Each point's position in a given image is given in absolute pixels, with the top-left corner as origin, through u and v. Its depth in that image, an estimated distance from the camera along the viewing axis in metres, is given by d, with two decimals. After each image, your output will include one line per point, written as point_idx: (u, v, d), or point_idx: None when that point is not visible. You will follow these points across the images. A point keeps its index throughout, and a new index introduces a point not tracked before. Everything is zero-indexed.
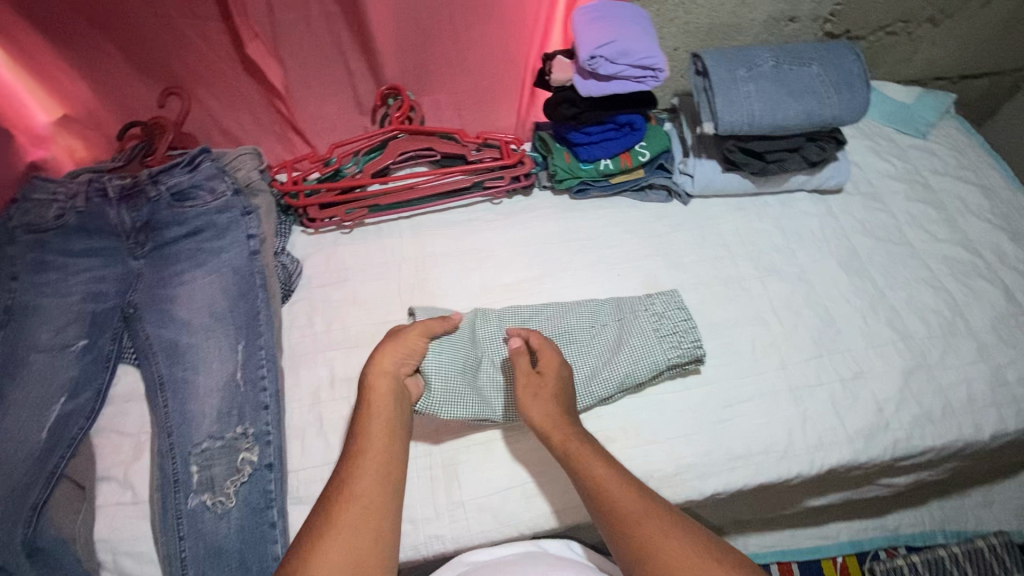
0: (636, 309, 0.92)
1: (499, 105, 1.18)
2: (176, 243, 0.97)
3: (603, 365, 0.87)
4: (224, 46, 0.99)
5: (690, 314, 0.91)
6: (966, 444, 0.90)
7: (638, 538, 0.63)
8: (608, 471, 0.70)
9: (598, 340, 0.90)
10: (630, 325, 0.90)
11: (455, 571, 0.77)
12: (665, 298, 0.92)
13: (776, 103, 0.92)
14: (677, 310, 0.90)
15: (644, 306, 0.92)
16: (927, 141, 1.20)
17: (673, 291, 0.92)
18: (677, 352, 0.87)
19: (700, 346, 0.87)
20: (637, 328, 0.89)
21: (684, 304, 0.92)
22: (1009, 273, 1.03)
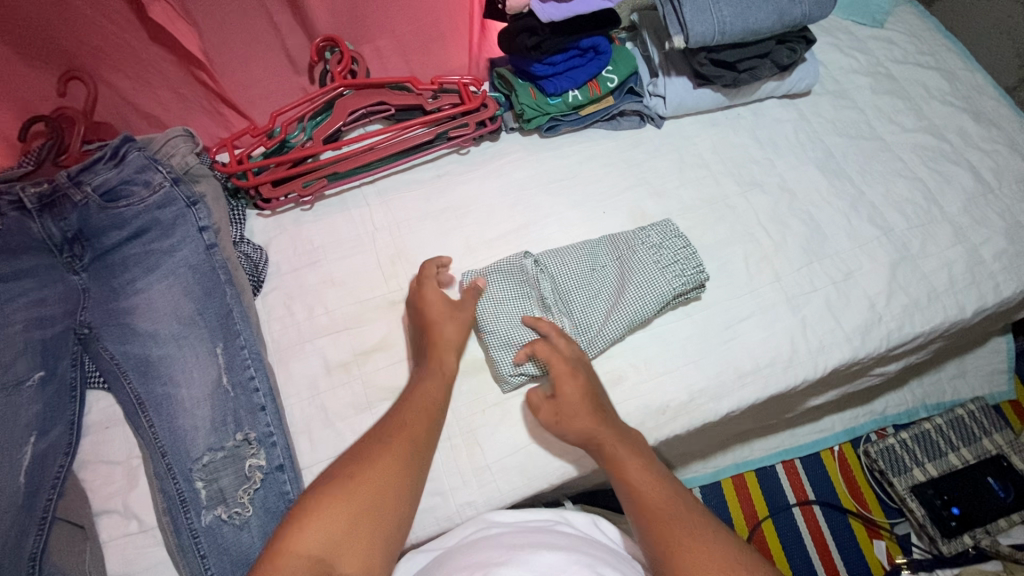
0: (632, 244, 0.89)
1: (448, 44, 1.08)
2: (120, 248, 0.88)
3: (614, 308, 0.85)
4: (121, 13, 0.85)
5: (687, 240, 0.90)
6: (951, 324, 0.95)
7: (671, 541, 0.66)
8: (643, 470, 0.73)
9: (599, 283, 0.88)
10: (628, 262, 0.88)
11: (477, 527, 0.76)
12: (660, 228, 0.90)
13: (745, 6, 0.87)
14: (674, 240, 0.88)
15: (639, 238, 0.89)
16: (884, 30, 1.19)
17: (667, 220, 0.90)
18: (681, 281, 0.85)
19: (702, 271, 0.86)
20: (637, 264, 0.87)
21: (679, 232, 0.90)
22: (974, 153, 1.06)
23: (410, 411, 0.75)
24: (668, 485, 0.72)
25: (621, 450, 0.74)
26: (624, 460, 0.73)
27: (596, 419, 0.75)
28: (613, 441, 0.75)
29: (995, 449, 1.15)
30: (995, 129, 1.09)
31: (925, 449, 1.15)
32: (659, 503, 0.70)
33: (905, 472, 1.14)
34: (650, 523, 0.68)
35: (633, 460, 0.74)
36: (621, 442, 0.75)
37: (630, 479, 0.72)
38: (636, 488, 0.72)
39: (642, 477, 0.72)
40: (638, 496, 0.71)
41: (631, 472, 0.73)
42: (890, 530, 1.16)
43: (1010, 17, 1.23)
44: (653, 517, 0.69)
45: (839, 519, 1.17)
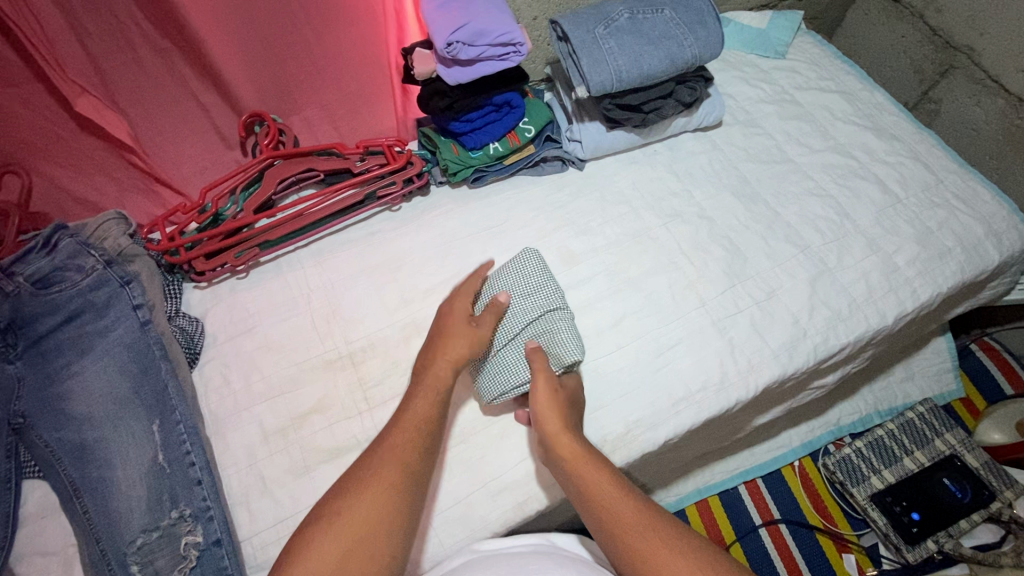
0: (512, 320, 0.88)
1: (374, 109, 1.13)
2: (53, 334, 0.88)
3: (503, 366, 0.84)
4: (50, 107, 0.89)
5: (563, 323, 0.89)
6: (875, 332, 0.98)
7: (638, 552, 0.66)
8: (603, 477, 0.72)
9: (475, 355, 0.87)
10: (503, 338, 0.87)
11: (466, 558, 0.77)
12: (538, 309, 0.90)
13: (638, 54, 0.93)
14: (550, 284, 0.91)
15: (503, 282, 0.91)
16: (787, 60, 1.27)
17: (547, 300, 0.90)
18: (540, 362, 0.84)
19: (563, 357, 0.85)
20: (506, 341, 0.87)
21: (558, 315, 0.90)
22: (880, 167, 1.12)
23: (413, 419, 0.75)
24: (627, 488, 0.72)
25: (583, 464, 0.73)
26: (585, 473, 0.72)
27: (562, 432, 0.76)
28: (574, 455, 0.74)
29: (948, 449, 1.17)
30: (897, 142, 1.16)
31: (880, 455, 1.16)
32: (621, 508, 0.70)
33: (864, 482, 1.14)
34: (611, 529, 0.69)
35: (597, 472, 0.73)
36: (582, 452, 0.74)
37: (592, 490, 0.71)
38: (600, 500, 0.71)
39: (600, 483, 0.72)
40: (602, 508, 0.70)
41: (593, 485, 0.72)
42: (857, 543, 1.16)
43: (903, 38, 1.32)
44: (615, 527, 0.69)
45: (806, 536, 1.17)
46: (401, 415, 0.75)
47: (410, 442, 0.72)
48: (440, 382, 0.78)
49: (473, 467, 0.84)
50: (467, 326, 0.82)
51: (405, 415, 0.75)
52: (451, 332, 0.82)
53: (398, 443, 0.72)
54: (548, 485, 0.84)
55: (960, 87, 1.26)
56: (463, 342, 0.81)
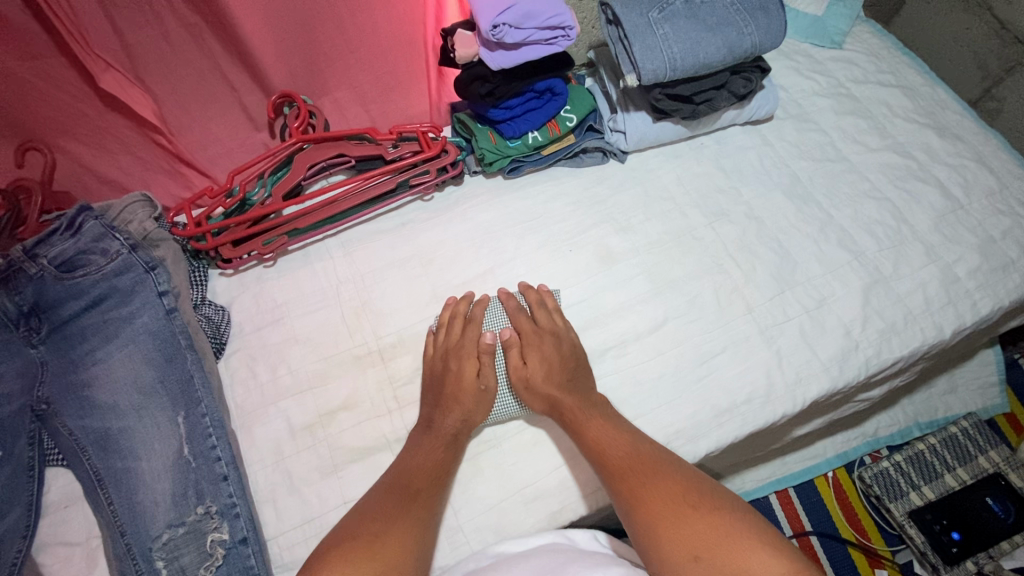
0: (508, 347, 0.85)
1: (407, 92, 1.08)
2: (77, 319, 0.86)
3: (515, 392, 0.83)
4: (74, 83, 0.85)
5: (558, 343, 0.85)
6: (930, 346, 0.93)
7: (630, 487, 0.69)
8: (601, 424, 0.76)
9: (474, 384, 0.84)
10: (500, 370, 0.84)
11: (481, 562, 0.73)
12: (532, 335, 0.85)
13: (695, 41, 0.87)
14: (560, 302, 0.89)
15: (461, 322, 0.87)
16: (843, 51, 1.20)
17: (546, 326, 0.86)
18: None
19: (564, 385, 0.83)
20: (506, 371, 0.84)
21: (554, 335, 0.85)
22: (941, 169, 1.05)
23: (422, 462, 0.75)
24: (638, 442, 0.74)
25: (581, 413, 0.77)
26: (585, 420, 0.77)
27: (561, 390, 0.80)
28: (572, 407, 0.78)
29: (992, 467, 1.12)
30: (960, 143, 1.09)
31: (920, 471, 1.12)
32: (629, 457, 0.72)
33: (902, 497, 1.10)
34: (604, 465, 0.72)
35: (595, 419, 0.77)
36: (581, 406, 0.78)
37: (589, 434, 0.75)
38: (598, 440, 0.74)
39: (608, 436, 0.75)
40: (598, 447, 0.73)
41: (593, 429, 0.75)
42: (891, 558, 1.12)
43: (968, 30, 1.24)
44: (621, 473, 0.70)
45: (838, 549, 1.14)
46: (410, 460, 0.76)
47: (431, 492, 0.73)
48: (444, 432, 0.78)
49: (507, 474, 0.81)
50: (475, 392, 0.81)
51: (407, 464, 0.75)
52: (455, 390, 0.80)
53: (408, 486, 0.72)
54: (583, 495, 0.81)
55: None
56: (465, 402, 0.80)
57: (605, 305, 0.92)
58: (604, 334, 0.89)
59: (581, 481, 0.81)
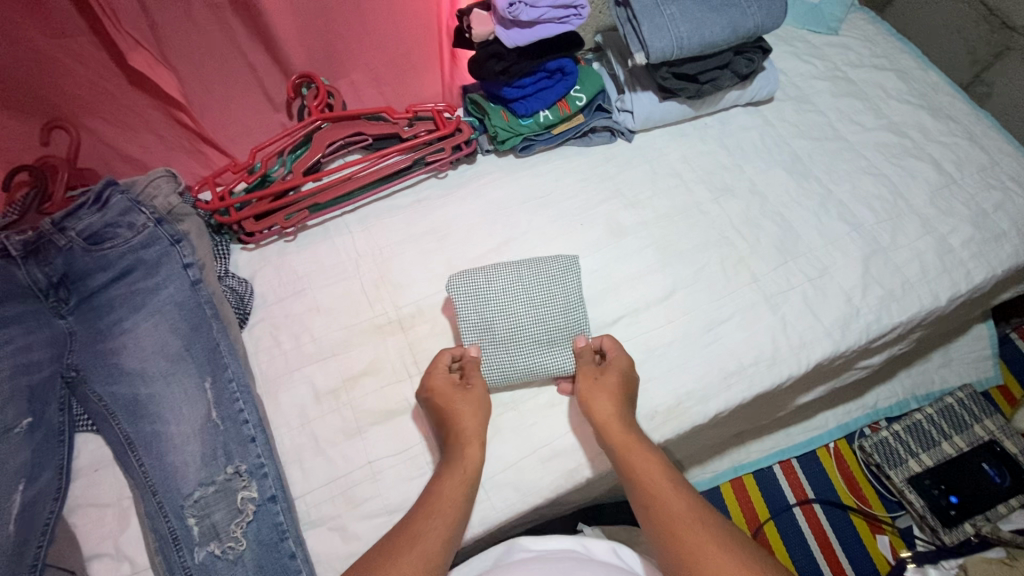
0: (529, 317, 0.87)
1: (420, 74, 1.12)
2: (105, 290, 0.89)
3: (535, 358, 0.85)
4: (103, 62, 0.88)
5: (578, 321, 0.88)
6: (927, 313, 0.97)
7: (683, 545, 0.66)
8: (658, 474, 0.74)
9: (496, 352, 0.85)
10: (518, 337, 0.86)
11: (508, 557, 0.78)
12: (558, 311, 0.88)
13: (700, 21, 0.91)
14: (568, 266, 0.90)
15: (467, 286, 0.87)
16: (839, 37, 1.24)
17: (573, 306, 0.88)
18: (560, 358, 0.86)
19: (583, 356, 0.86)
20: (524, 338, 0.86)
21: (575, 313, 0.88)
22: (934, 147, 1.10)
23: (447, 492, 0.74)
24: (688, 497, 0.72)
25: (639, 458, 0.75)
26: (642, 466, 0.75)
27: (615, 417, 0.78)
28: (629, 447, 0.76)
29: (988, 435, 1.16)
30: (952, 123, 1.13)
31: (919, 439, 1.16)
32: (682, 514, 0.69)
33: (901, 464, 1.14)
34: (658, 519, 0.70)
35: (651, 466, 0.75)
36: (639, 449, 0.76)
37: (646, 483, 0.73)
38: (655, 495, 0.72)
39: (665, 494, 0.72)
40: (653, 502, 0.72)
41: (649, 478, 0.74)
42: (892, 524, 1.16)
43: (958, 17, 1.29)
44: (669, 528, 0.68)
45: (840, 516, 1.17)
46: (434, 495, 0.74)
47: (444, 523, 0.71)
48: (467, 465, 0.76)
49: (525, 434, 0.84)
50: (461, 395, 0.81)
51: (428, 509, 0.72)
52: (451, 411, 0.80)
53: (429, 525, 0.70)
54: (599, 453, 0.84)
55: (1016, 69, 1.23)
56: (470, 424, 0.79)
57: (616, 275, 0.95)
58: (615, 302, 0.93)
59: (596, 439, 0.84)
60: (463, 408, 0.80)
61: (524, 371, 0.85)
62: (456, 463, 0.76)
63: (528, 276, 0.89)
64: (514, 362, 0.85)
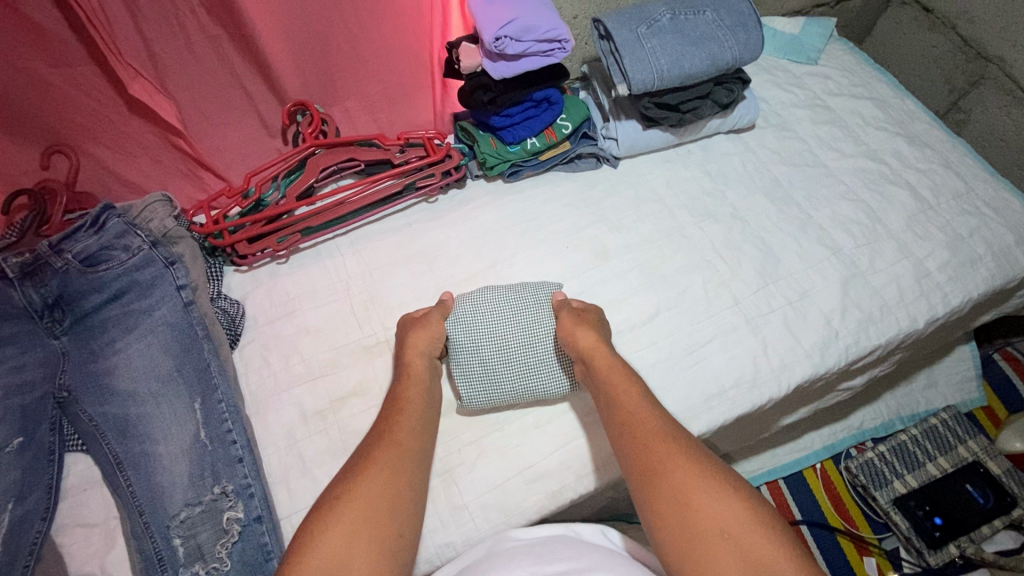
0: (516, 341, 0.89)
1: (413, 101, 1.15)
2: (99, 311, 0.90)
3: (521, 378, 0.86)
4: (103, 89, 0.91)
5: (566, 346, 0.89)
6: (905, 335, 0.99)
7: (649, 450, 0.69)
8: (629, 388, 0.77)
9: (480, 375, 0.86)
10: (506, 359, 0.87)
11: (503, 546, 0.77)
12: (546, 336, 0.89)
13: (679, 54, 0.95)
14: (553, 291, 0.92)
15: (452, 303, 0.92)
16: (819, 67, 1.29)
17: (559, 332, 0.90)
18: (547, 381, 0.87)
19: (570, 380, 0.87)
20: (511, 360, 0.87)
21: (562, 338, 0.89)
22: (911, 174, 1.13)
23: (408, 414, 0.78)
24: (664, 419, 0.73)
25: (615, 379, 0.78)
26: (616, 386, 0.78)
27: (598, 345, 0.82)
28: (608, 371, 0.80)
29: (971, 456, 1.17)
30: (928, 150, 1.17)
31: (904, 460, 1.17)
32: (649, 425, 0.72)
33: (886, 485, 1.15)
34: (627, 428, 0.73)
35: (625, 385, 0.78)
36: (618, 372, 0.79)
37: (620, 399, 0.76)
38: (626, 410, 0.75)
39: (636, 406, 0.75)
40: (624, 416, 0.74)
41: (621, 396, 0.76)
42: (879, 546, 1.16)
43: (935, 47, 1.34)
44: (641, 454, 0.69)
45: (827, 538, 1.18)
46: (397, 413, 0.78)
47: (409, 428, 0.76)
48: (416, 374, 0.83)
49: (509, 455, 0.85)
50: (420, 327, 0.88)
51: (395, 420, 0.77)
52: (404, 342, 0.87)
53: (385, 446, 0.73)
54: (582, 474, 0.85)
55: (990, 98, 1.27)
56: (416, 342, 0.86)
57: (600, 298, 0.97)
58: None
59: (579, 461, 0.85)
60: (418, 338, 0.86)
61: (510, 394, 0.86)
62: (404, 372, 0.84)
63: (516, 299, 0.91)
64: (499, 385, 0.86)
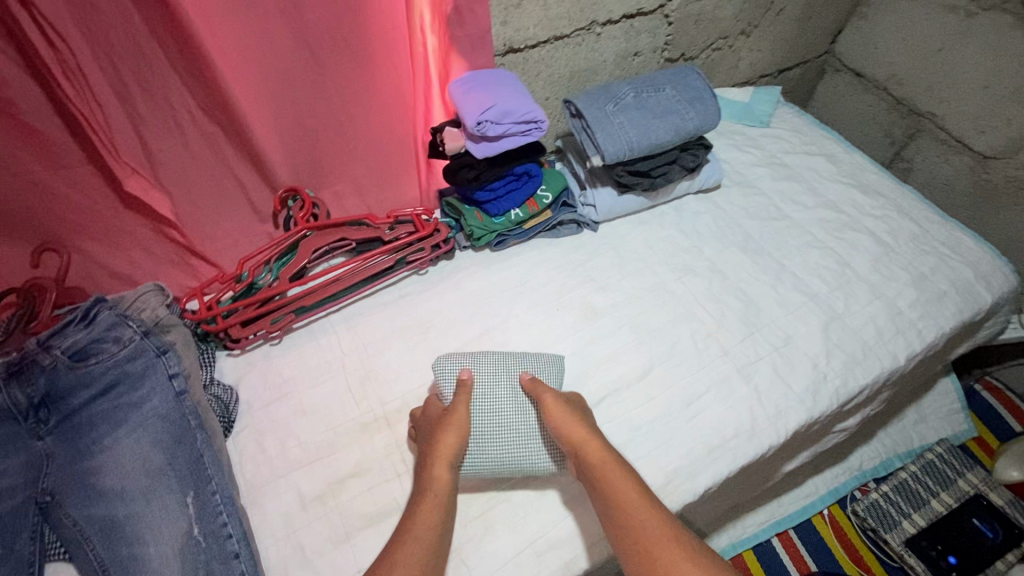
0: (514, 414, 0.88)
1: (398, 181, 1.20)
2: (87, 407, 0.87)
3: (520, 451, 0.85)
4: (99, 188, 0.94)
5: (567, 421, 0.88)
6: (889, 373, 1.03)
7: (656, 556, 0.67)
8: (624, 483, 0.75)
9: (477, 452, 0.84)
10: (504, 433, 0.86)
11: None
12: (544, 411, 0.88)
13: (646, 127, 1.03)
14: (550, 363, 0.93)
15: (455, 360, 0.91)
16: (771, 129, 1.40)
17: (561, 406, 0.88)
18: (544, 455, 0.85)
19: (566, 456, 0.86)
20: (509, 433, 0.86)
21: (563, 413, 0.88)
22: (869, 220, 1.21)
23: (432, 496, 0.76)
24: (664, 516, 0.71)
25: (608, 472, 0.76)
26: (611, 481, 0.75)
27: (585, 434, 0.81)
28: (602, 463, 0.77)
29: (972, 489, 1.18)
30: (881, 198, 1.26)
31: (909, 499, 1.17)
32: (650, 526, 0.70)
33: (896, 527, 1.14)
34: (625, 529, 0.71)
35: (620, 479, 0.75)
36: (610, 463, 0.77)
37: (615, 495, 0.74)
38: (624, 509, 0.72)
39: (634, 503, 0.73)
40: (623, 515, 0.72)
41: (619, 492, 0.74)
42: None
43: (871, 106, 1.49)
44: (645, 549, 0.68)
45: None
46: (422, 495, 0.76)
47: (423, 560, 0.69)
48: (444, 488, 0.77)
49: (518, 528, 0.83)
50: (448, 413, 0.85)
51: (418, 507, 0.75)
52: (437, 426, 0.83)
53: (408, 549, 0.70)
54: (593, 542, 0.83)
55: (928, 148, 1.39)
56: (450, 443, 0.81)
57: (594, 357, 0.99)
58: (598, 383, 0.96)
59: (589, 528, 0.84)
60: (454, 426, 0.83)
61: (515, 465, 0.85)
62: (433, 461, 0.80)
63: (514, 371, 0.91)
64: (490, 451, 0.84)
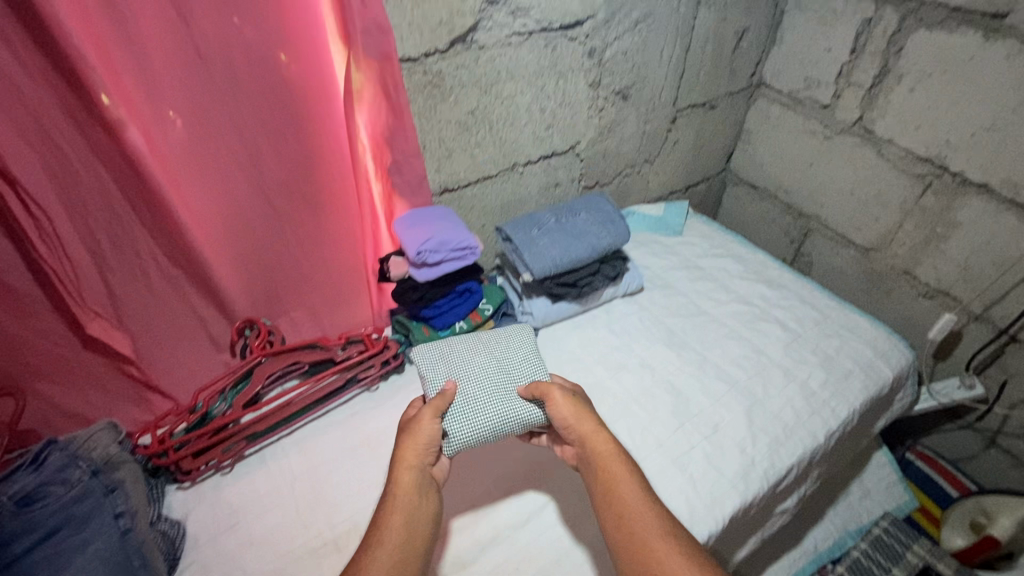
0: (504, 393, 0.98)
1: (350, 304, 1.31)
2: (25, 557, 0.82)
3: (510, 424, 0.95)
4: (61, 332, 0.99)
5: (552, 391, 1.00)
6: (812, 451, 1.11)
7: (653, 553, 0.74)
8: (630, 484, 0.82)
9: (473, 422, 0.93)
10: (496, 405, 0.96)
11: None
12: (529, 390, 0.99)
13: (567, 246, 1.19)
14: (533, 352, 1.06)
15: (440, 362, 1.02)
16: (685, 236, 1.60)
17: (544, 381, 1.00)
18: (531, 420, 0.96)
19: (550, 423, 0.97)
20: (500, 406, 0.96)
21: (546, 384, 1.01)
22: (777, 310, 1.36)
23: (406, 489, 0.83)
24: (661, 517, 0.78)
25: (617, 473, 0.84)
26: (619, 482, 0.83)
27: (600, 434, 0.89)
28: (612, 463, 0.85)
29: (921, 561, 1.21)
30: (785, 290, 1.43)
31: None
32: (648, 523, 0.77)
33: None
34: (623, 522, 0.78)
35: (626, 481, 0.83)
36: (620, 464, 0.85)
37: (619, 493, 0.82)
38: (626, 511, 0.79)
39: (635, 503, 0.80)
40: (623, 514, 0.79)
41: (624, 492, 0.81)
42: None
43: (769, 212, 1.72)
44: (641, 548, 0.74)
45: None
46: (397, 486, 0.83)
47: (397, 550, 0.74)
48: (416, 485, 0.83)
49: None
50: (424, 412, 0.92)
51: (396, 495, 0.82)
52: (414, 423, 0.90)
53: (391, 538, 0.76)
54: None
55: (821, 244, 1.60)
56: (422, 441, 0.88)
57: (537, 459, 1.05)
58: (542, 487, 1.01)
59: None
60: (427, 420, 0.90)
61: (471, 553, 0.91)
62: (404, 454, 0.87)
63: (503, 361, 1.03)
64: (479, 428, 0.93)
